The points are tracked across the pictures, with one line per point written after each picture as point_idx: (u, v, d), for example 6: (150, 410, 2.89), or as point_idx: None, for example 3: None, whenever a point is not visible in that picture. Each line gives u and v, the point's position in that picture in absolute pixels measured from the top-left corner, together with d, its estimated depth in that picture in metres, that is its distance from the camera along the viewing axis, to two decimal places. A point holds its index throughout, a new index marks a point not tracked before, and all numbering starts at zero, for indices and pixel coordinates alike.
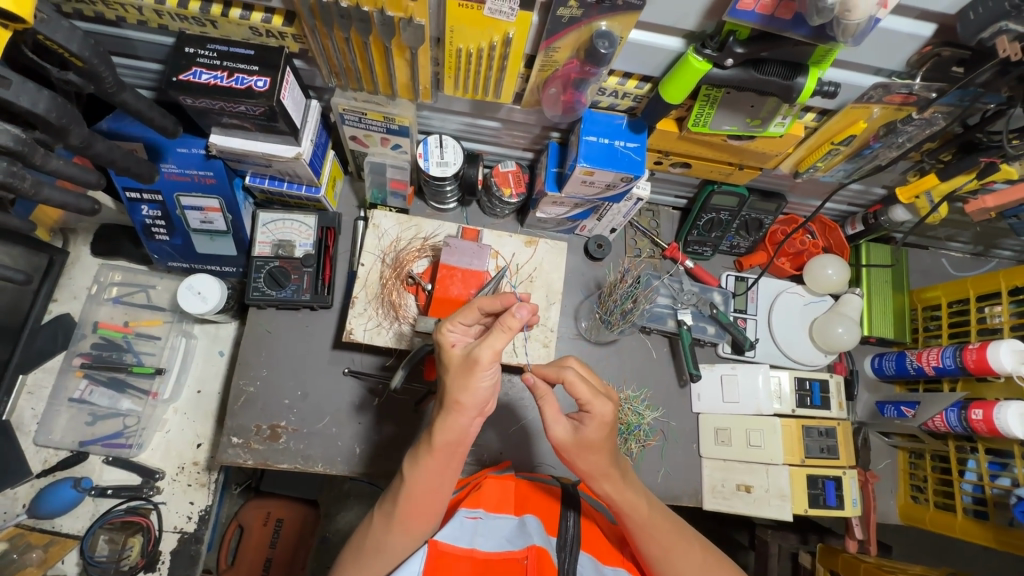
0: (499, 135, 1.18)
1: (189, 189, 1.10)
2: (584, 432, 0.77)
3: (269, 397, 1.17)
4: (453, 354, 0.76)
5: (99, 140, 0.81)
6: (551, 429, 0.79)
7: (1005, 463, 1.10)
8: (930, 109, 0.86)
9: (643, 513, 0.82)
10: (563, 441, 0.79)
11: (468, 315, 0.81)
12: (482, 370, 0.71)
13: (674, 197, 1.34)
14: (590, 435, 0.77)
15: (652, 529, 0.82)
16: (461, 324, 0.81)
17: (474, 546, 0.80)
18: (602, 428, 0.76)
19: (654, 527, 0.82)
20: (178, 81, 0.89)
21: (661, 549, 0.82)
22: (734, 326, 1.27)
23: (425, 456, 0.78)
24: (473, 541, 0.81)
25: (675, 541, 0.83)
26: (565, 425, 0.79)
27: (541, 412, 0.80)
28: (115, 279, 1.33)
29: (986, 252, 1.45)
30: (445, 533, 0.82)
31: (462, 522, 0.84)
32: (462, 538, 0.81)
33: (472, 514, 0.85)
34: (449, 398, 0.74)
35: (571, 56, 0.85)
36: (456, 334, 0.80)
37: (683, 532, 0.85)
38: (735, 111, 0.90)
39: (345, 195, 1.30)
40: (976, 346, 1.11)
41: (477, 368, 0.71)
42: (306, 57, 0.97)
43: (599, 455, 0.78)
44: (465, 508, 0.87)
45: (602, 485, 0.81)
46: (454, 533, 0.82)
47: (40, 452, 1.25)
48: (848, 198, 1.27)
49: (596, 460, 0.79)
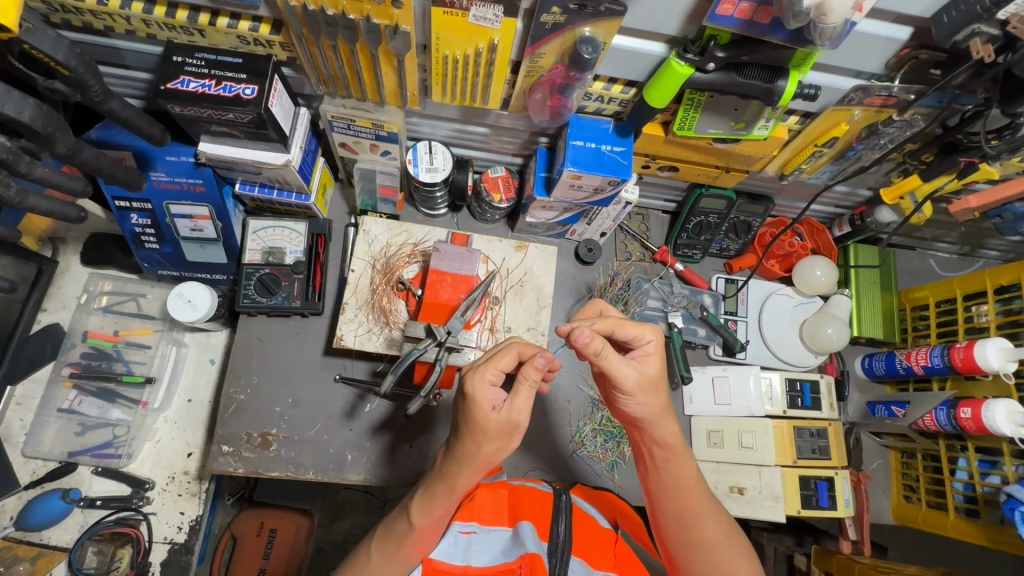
0: (488, 141, 1.19)
1: (179, 197, 1.11)
2: (647, 369, 0.81)
3: (260, 404, 1.17)
4: (496, 416, 0.73)
5: (86, 148, 0.81)
6: (618, 372, 0.78)
7: (995, 460, 1.10)
8: (910, 110, 0.87)
9: (688, 470, 0.85)
10: (629, 383, 0.79)
11: (505, 361, 0.77)
12: (519, 432, 0.76)
13: (663, 201, 1.36)
14: (652, 366, 0.82)
15: (691, 490, 0.84)
16: (494, 370, 0.76)
17: (469, 562, 0.80)
18: (658, 360, 0.83)
19: (692, 486, 0.84)
20: (166, 90, 0.89)
21: (694, 511, 0.83)
22: (725, 328, 1.28)
23: (441, 500, 0.78)
24: (468, 556, 0.81)
25: (706, 509, 0.84)
26: (632, 368, 0.79)
27: (607, 358, 0.78)
28: (105, 288, 1.33)
29: (972, 252, 1.47)
30: (439, 551, 0.82)
31: (456, 537, 0.84)
32: (457, 554, 0.81)
33: (466, 528, 0.86)
34: (483, 456, 0.75)
35: (556, 62, 0.86)
36: (491, 384, 0.75)
37: (716, 507, 0.86)
38: (720, 115, 0.92)
39: (336, 202, 1.31)
40: (963, 345, 1.12)
41: (516, 428, 0.76)
42: (294, 65, 0.98)
43: (660, 391, 0.82)
44: (460, 522, 0.88)
45: (656, 430, 0.83)
46: (448, 550, 0.82)
47: (28, 463, 1.24)
48: (835, 200, 1.28)
49: (655, 399, 0.82)
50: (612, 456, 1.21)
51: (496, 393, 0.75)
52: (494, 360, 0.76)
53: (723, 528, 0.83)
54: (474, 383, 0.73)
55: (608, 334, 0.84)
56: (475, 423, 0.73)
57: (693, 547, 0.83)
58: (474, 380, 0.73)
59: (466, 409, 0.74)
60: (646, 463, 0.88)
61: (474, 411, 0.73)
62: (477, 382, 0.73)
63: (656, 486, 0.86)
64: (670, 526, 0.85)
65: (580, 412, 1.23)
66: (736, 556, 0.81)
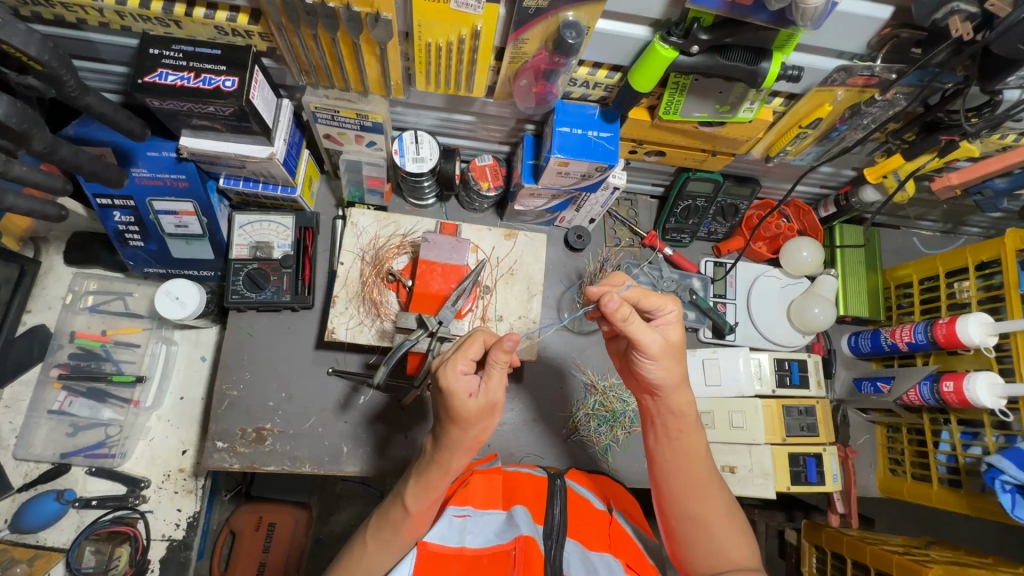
0: (475, 129, 1.18)
1: (162, 193, 1.09)
2: (669, 337, 0.83)
3: (253, 400, 1.16)
4: (474, 401, 0.75)
5: (64, 145, 0.79)
6: (644, 338, 0.80)
7: (977, 432, 1.13)
8: (892, 90, 0.88)
9: (697, 442, 0.87)
10: (653, 348, 0.80)
11: (474, 348, 0.78)
12: (500, 409, 0.78)
13: (651, 185, 1.36)
14: (674, 335, 0.84)
15: (698, 461, 0.87)
16: (467, 358, 0.77)
17: (463, 544, 0.79)
18: (679, 331, 0.85)
19: (698, 458, 0.87)
20: (143, 83, 0.87)
21: (698, 484, 0.86)
22: (713, 311, 1.30)
23: (433, 482, 0.81)
24: (462, 538, 0.80)
25: (710, 485, 0.86)
26: (656, 336, 0.81)
27: (633, 324, 0.79)
28: (90, 288, 1.31)
29: (955, 230, 1.49)
30: (433, 534, 0.81)
31: (451, 521, 0.83)
32: (451, 537, 0.80)
33: (460, 512, 0.85)
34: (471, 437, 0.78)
35: (540, 47, 0.86)
36: (464, 373, 0.76)
37: (719, 485, 0.88)
38: (705, 98, 0.92)
39: (323, 194, 1.30)
40: (946, 321, 1.15)
41: (496, 407, 0.77)
42: (274, 56, 0.96)
43: (680, 360, 0.84)
44: (454, 507, 0.86)
45: (672, 398, 0.86)
46: (442, 534, 0.81)
47: (20, 466, 1.23)
48: (820, 180, 1.28)
49: (674, 368, 0.83)
50: (605, 440, 1.22)
51: (471, 380, 0.76)
52: (464, 350, 0.77)
53: (722, 506, 0.85)
54: (447, 376, 0.75)
55: (634, 303, 0.84)
56: (454, 412, 0.75)
57: (692, 520, 0.85)
58: (447, 374, 0.75)
59: (445, 401, 0.76)
60: (656, 433, 0.89)
61: (453, 401, 0.74)
62: (450, 375, 0.74)
63: (664, 456, 0.88)
64: (673, 500, 0.87)
65: (572, 398, 1.25)
66: (735, 534, 0.84)
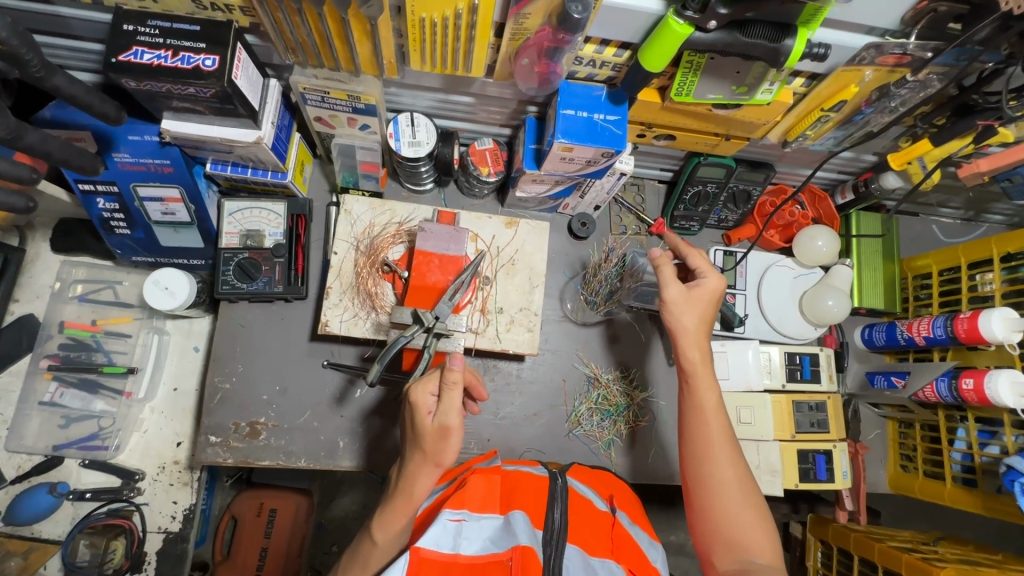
0: (474, 110, 1.11)
1: (146, 179, 1.04)
2: (695, 296, 0.93)
3: (246, 393, 1.13)
4: (432, 419, 0.75)
5: (30, 130, 0.74)
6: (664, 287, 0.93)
7: (994, 430, 1.09)
8: (925, 70, 0.81)
9: (712, 401, 0.90)
10: (672, 297, 0.93)
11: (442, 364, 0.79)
12: (457, 430, 0.74)
13: (659, 170, 1.29)
14: (699, 295, 0.93)
15: (712, 419, 0.89)
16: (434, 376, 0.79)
17: (458, 551, 0.74)
18: (706, 293, 0.93)
19: (711, 415, 0.89)
20: (117, 63, 0.81)
21: (713, 446, 0.87)
22: (724, 301, 1.21)
23: (395, 508, 0.77)
24: (457, 544, 0.75)
25: (721, 445, 0.88)
26: (677, 287, 0.93)
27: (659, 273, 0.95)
28: (78, 276, 1.27)
29: (976, 218, 1.43)
30: (426, 537, 0.74)
31: (446, 524, 0.76)
32: (444, 541, 0.74)
33: (455, 516, 0.78)
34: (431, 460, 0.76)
35: (543, 23, 0.79)
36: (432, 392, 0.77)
37: (735, 449, 0.88)
38: (721, 78, 0.85)
39: (316, 179, 1.24)
40: (967, 315, 1.10)
41: (451, 432, 0.74)
42: (259, 32, 0.90)
43: (699, 319, 0.92)
44: (448, 510, 0.80)
45: (689, 354, 0.92)
46: (437, 538, 0.74)
47: (13, 458, 1.21)
48: (839, 166, 1.22)
49: (693, 323, 0.92)
50: (608, 435, 1.19)
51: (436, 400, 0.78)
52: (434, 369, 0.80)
53: (735, 473, 0.86)
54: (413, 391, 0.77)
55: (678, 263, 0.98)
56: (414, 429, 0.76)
57: (701, 479, 0.86)
58: (414, 388, 0.77)
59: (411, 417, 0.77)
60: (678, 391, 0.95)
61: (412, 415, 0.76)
62: (416, 389, 0.77)
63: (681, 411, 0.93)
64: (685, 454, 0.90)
65: (575, 391, 1.21)
66: (739, 494, 0.85)
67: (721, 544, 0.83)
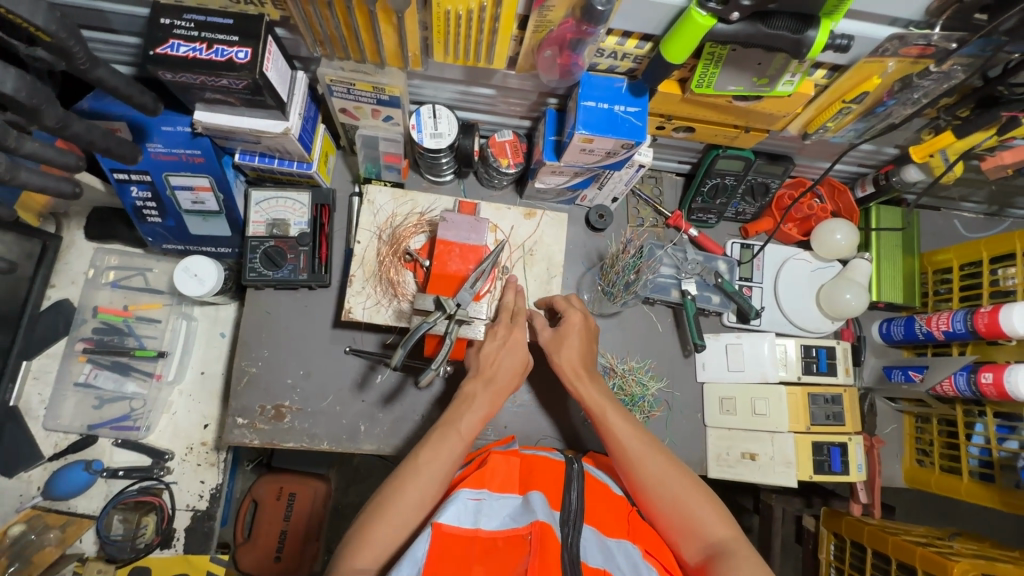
0: (495, 103, 1.13)
1: (178, 168, 1.07)
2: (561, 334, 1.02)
3: (272, 377, 1.17)
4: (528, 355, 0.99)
5: (75, 120, 0.77)
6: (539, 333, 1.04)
7: (1015, 426, 1.08)
8: (949, 61, 0.81)
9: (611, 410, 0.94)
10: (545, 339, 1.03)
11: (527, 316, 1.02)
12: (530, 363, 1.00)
13: (677, 162, 1.30)
14: (567, 334, 1.02)
15: (622, 427, 0.92)
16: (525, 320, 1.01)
17: (478, 526, 0.75)
18: (572, 328, 1.03)
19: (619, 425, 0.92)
20: (155, 55, 0.85)
21: (633, 457, 0.90)
22: (739, 295, 1.24)
23: (484, 402, 0.92)
24: (477, 520, 0.76)
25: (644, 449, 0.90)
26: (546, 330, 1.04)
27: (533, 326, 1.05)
28: (111, 263, 1.32)
29: (1000, 212, 1.41)
30: (448, 514, 0.76)
31: (466, 503, 0.79)
32: (465, 517, 0.76)
33: (475, 495, 0.80)
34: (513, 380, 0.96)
35: (566, 15, 0.80)
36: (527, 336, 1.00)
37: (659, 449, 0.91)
38: (742, 70, 0.86)
39: (339, 170, 1.27)
40: (987, 310, 1.09)
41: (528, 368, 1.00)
42: (288, 26, 0.92)
43: (569, 351, 1.01)
44: (468, 489, 0.82)
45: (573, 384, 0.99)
46: (457, 514, 0.76)
47: (51, 436, 1.27)
48: (859, 159, 1.21)
49: (565, 357, 1.01)
50: None
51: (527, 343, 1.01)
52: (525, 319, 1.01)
53: (665, 471, 0.88)
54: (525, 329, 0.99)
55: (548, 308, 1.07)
56: (517, 353, 0.97)
57: (641, 485, 0.88)
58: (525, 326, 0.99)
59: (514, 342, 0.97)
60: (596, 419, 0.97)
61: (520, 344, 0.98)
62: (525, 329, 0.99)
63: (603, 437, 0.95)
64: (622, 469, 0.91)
65: None
66: (678, 486, 0.86)
67: (689, 543, 0.84)
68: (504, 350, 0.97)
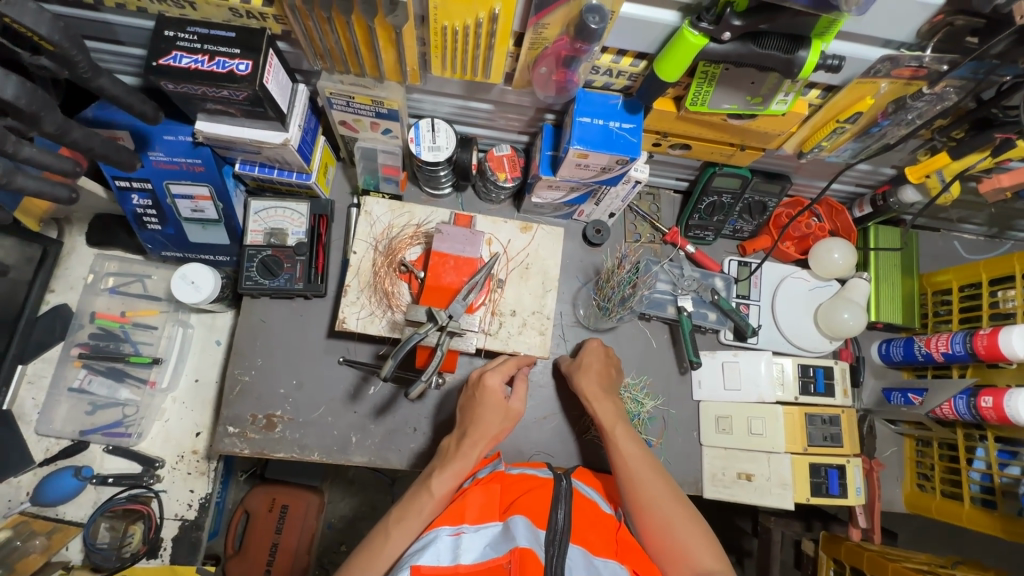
0: (493, 117, 1.14)
1: (179, 177, 1.09)
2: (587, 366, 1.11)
3: (265, 386, 1.17)
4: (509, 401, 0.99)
5: (76, 127, 0.78)
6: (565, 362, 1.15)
7: (1016, 451, 1.07)
8: (941, 83, 0.82)
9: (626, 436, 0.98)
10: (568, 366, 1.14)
11: (504, 364, 1.03)
12: (514, 415, 0.99)
13: (675, 179, 1.31)
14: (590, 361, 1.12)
15: (632, 452, 0.96)
16: (497, 368, 1.01)
17: (458, 561, 0.73)
18: (596, 351, 1.14)
19: (627, 446, 0.96)
20: (158, 66, 0.86)
21: (635, 474, 0.92)
22: (736, 313, 1.24)
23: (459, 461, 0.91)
24: (456, 555, 0.74)
25: (646, 470, 0.93)
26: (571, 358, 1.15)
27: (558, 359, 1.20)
28: (111, 269, 1.34)
29: (1001, 234, 1.40)
30: (426, 555, 0.74)
31: (444, 540, 0.76)
32: (443, 556, 0.74)
33: (455, 530, 0.78)
34: (490, 433, 0.95)
35: (561, 33, 0.82)
36: (500, 382, 1.00)
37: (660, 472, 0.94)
38: (735, 88, 0.86)
39: (338, 181, 1.28)
40: (987, 332, 1.08)
41: (513, 414, 0.99)
42: (290, 39, 0.94)
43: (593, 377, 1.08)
44: (447, 525, 0.79)
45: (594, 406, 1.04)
46: (436, 553, 0.74)
47: (42, 441, 1.26)
48: (856, 178, 1.22)
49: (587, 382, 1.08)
50: None
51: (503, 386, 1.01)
52: (503, 365, 1.02)
53: (664, 493, 0.90)
54: (490, 377, 0.99)
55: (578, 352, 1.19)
56: (486, 405, 0.97)
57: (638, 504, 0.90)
58: (491, 374, 0.99)
59: (481, 398, 0.98)
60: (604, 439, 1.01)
61: (487, 397, 0.98)
62: (495, 375, 0.99)
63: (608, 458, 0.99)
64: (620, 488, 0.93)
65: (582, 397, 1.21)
66: (676, 515, 0.88)
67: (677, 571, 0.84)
68: (480, 405, 0.97)
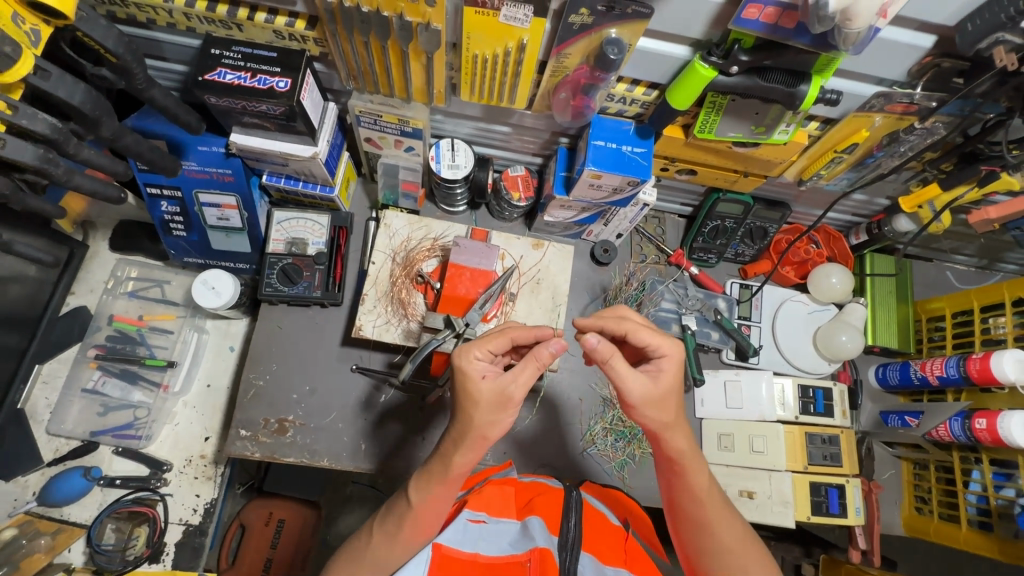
0: (509, 139, 1.21)
1: (208, 186, 1.14)
2: (661, 378, 0.79)
3: (278, 391, 1.19)
4: (489, 383, 0.75)
5: (127, 134, 0.84)
6: (624, 382, 0.77)
7: (1010, 473, 1.09)
8: (931, 118, 0.89)
9: (700, 477, 0.83)
10: (634, 394, 0.78)
11: (498, 342, 0.80)
12: (514, 406, 0.76)
13: (680, 204, 1.37)
14: (662, 380, 0.79)
15: (705, 495, 0.83)
16: (487, 348, 0.79)
17: (478, 551, 0.78)
18: (675, 367, 0.79)
19: (704, 495, 0.83)
20: (203, 80, 0.92)
21: (706, 518, 0.82)
22: (738, 332, 1.28)
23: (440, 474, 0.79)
24: (477, 545, 0.79)
25: (720, 513, 0.82)
26: (640, 378, 0.78)
27: (611, 371, 0.77)
28: (131, 275, 1.37)
29: (991, 266, 1.46)
30: (448, 536, 0.80)
31: (466, 526, 0.82)
32: (465, 542, 0.80)
33: (475, 517, 0.84)
34: (478, 430, 0.76)
35: (581, 62, 0.89)
36: (480, 360, 0.77)
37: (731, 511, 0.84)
38: (740, 118, 0.93)
39: (358, 196, 1.33)
40: (979, 356, 1.12)
41: (510, 401, 0.76)
42: (326, 61, 1.01)
43: (671, 402, 0.79)
44: (470, 510, 0.85)
45: (667, 441, 0.82)
46: (457, 537, 0.80)
47: (52, 440, 1.27)
48: (852, 208, 1.28)
49: (661, 410, 0.79)
50: (621, 456, 1.19)
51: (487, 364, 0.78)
52: (487, 341, 0.79)
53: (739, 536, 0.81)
54: (461, 357, 0.77)
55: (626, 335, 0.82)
56: (466, 394, 0.76)
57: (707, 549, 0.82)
58: (461, 355, 0.77)
59: (458, 384, 0.77)
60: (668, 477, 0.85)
61: (463, 381, 0.76)
62: (463, 356, 0.77)
63: (671, 496, 0.86)
64: (687, 527, 0.84)
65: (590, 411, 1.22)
66: (753, 563, 0.80)
67: None
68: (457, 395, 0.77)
